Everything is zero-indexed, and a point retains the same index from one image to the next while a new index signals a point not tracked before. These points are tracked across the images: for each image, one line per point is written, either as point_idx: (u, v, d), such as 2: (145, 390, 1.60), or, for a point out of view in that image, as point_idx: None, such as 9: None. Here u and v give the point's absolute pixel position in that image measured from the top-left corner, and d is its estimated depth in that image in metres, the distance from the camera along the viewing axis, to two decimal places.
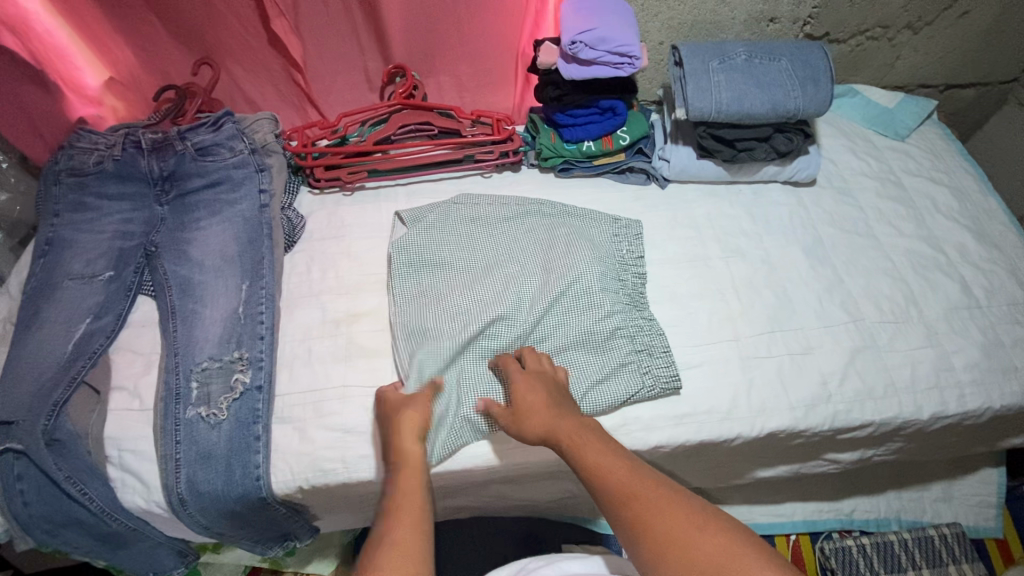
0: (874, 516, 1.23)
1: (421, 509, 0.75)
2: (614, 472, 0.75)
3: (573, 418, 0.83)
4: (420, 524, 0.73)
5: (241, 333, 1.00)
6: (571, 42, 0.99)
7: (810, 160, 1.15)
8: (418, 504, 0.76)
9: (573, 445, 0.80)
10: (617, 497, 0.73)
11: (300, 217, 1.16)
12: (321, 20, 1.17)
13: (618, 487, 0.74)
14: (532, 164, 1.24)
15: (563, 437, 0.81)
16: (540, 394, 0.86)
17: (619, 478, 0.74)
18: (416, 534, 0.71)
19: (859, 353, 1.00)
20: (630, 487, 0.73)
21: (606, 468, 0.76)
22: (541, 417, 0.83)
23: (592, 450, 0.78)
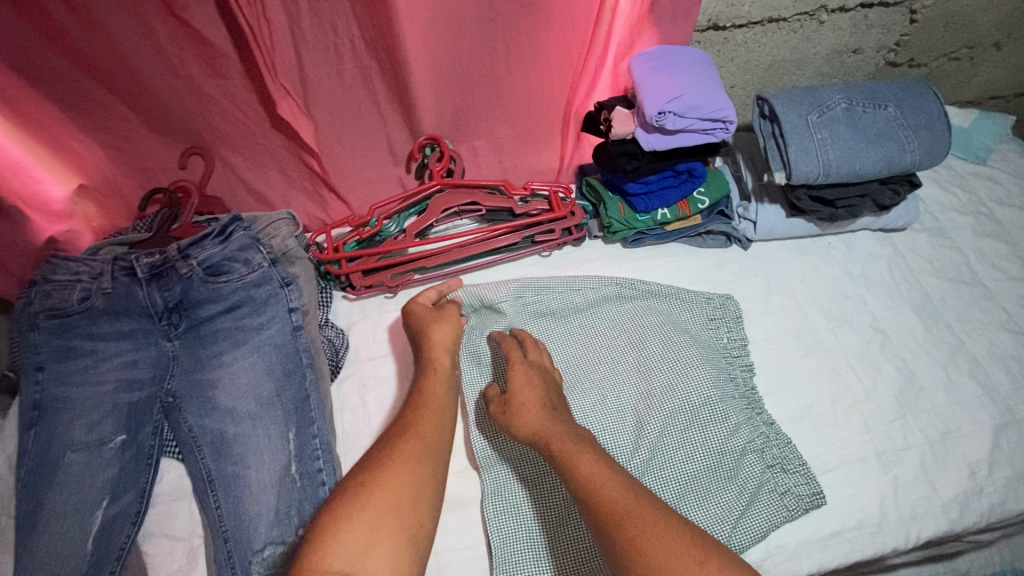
0: (991, 570, 1.16)
1: (435, 422, 0.78)
2: (615, 491, 0.68)
3: (573, 431, 0.77)
4: (433, 434, 0.76)
5: (302, 500, 0.84)
6: (657, 113, 0.84)
7: (908, 207, 1.04)
8: (435, 417, 0.79)
9: (564, 454, 0.72)
10: (608, 517, 0.66)
11: (341, 334, 0.98)
12: (334, 95, 0.97)
13: (614, 505, 0.66)
14: (595, 235, 1.08)
15: (554, 443, 0.74)
16: (533, 383, 0.82)
17: (612, 496, 0.67)
18: (423, 452, 0.74)
19: (1001, 431, 0.90)
20: (621, 511, 0.66)
21: (601, 481, 0.69)
22: (534, 422, 0.77)
23: (585, 458, 0.71)
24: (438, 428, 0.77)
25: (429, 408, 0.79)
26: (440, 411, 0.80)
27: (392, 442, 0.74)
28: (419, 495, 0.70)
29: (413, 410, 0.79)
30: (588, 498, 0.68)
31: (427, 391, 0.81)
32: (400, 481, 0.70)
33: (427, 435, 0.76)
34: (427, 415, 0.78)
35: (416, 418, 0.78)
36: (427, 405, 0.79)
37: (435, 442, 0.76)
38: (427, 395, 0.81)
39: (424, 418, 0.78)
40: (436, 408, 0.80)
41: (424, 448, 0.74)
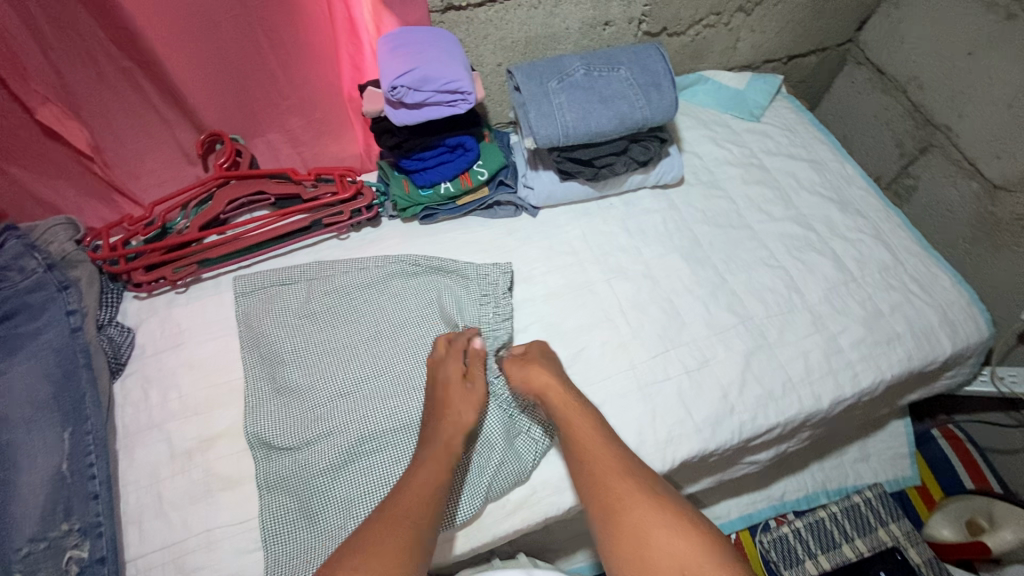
0: (804, 493, 1.24)
1: (467, 410, 0.87)
2: (605, 455, 0.80)
3: (578, 399, 0.86)
4: (459, 436, 0.85)
5: (70, 496, 0.83)
6: (391, 88, 0.89)
7: (673, 162, 1.12)
8: (467, 407, 0.87)
9: (562, 412, 0.84)
10: (591, 469, 0.79)
11: (125, 331, 0.99)
12: (102, 99, 0.99)
13: (597, 457, 0.80)
14: (391, 215, 1.12)
15: (558, 404, 0.85)
16: (551, 368, 0.89)
17: (599, 460, 0.80)
18: (446, 458, 0.82)
19: (753, 355, 0.98)
20: (603, 467, 0.79)
21: (589, 439, 0.82)
22: (547, 391, 0.86)
23: (579, 417, 0.84)
24: (467, 415, 0.86)
25: (457, 409, 0.86)
26: (473, 399, 0.88)
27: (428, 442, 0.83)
28: (429, 511, 0.77)
29: (444, 407, 0.86)
30: (577, 445, 0.82)
31: (457, 402, 0.87)
32: (426, 484, 0.78)
33: (455, 435, 0.84)
34: (458, 409, 0.86)
35: (446, 418, 0.85)
36: (460, 388, 0.88)
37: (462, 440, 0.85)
38: (452, 399, 0.87)
39: (451, 419, 0.85)
40: (467, 407, 0.87)
41: (450, 452, 0.82)
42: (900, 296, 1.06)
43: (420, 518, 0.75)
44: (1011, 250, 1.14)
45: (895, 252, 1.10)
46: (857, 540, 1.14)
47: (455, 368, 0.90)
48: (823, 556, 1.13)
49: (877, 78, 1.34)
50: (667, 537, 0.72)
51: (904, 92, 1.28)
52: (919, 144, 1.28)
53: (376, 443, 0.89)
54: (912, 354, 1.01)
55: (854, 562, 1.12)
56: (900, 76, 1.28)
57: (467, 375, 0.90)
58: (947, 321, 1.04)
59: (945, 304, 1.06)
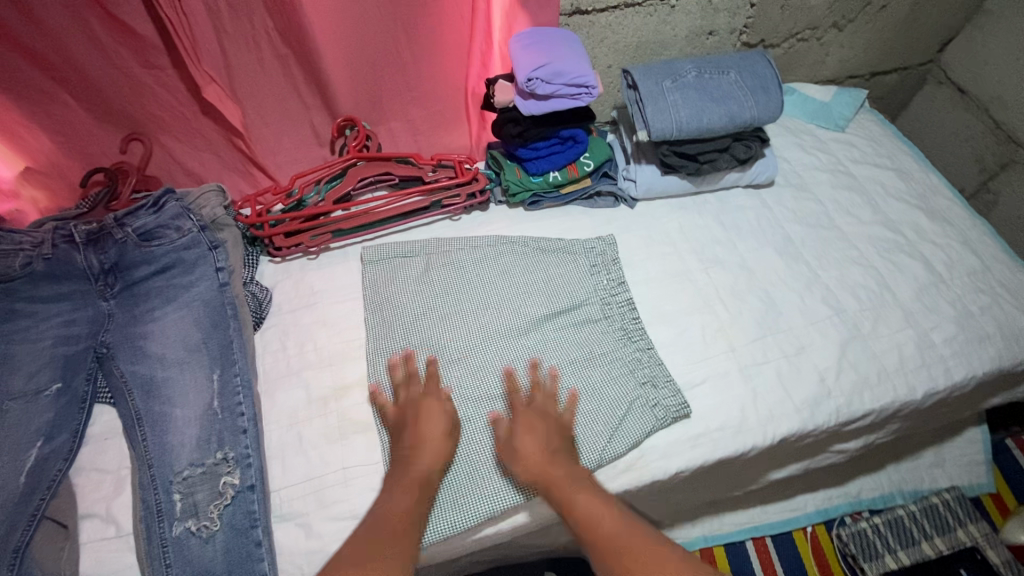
0: (880, 492, 1.25)
1: (440, 443, 0.88)
2: (620, 534, 0.80)
3: (575, 477, 0.86)
4: (435, 464, 0.87)
5: (221, 430, 0.92)
6: (526, 79, 0.98)
7: (767, 163, 1.18)
8: (441, 442, 0.89)
9: (565, 498, 0.83)
10: (609, 552, 0.78)
11: (265, 289, 1.09)
12: (257, 82, 1.11)
13: (609, 543, 0.79)
14: (499, 201, 1.21)
15: (552, 483, 0.85)
16: (543, 447, 0.88)
17: (609, 535, 0.80)
18: (422, 488, 0.85)
19: (848, 344, 1.03)
20: (616, 539, 0.79)
21: (596, 520, 0.81)
22: (548, 472, 0.86)
23: (584, 499, 0.83)
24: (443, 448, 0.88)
25: (431, 437, 0.88)
26: (445, 434, 0.89)
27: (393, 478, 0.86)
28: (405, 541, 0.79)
29: (413, 441, 0.88)
30: (590, 532, 0.80)
31: (426, 421, 0.90)
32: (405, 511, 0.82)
33: (427, 467, 0.86)
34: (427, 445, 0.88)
35: (418, 451, 0.87)
36: (430, 412, 0.91)
37: (432, 476, 0.86)
38: (426, 422, 0.90)
39: (424, 448, 0.87)
40: (438, 435, 0.89)
41: (423, 483, 0.85)
42: (990, 298, 1.10)
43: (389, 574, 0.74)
44: None
45: (983, 258, 1.15)
46: (936, 539, 1.16)
47: (427, 402, 0.92)
48: (904, 552, 1.15)
49: (958, 97, 1.40)
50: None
51: (987, 110, 1.33)
52: (1001, 161, 1.33)
53: (490, 403, 0.96)
54: (1002, 354, 1.05)
55: (935, 559, 1.14)
56: (984, 95, 1.33)
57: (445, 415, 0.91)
58: None
59: None
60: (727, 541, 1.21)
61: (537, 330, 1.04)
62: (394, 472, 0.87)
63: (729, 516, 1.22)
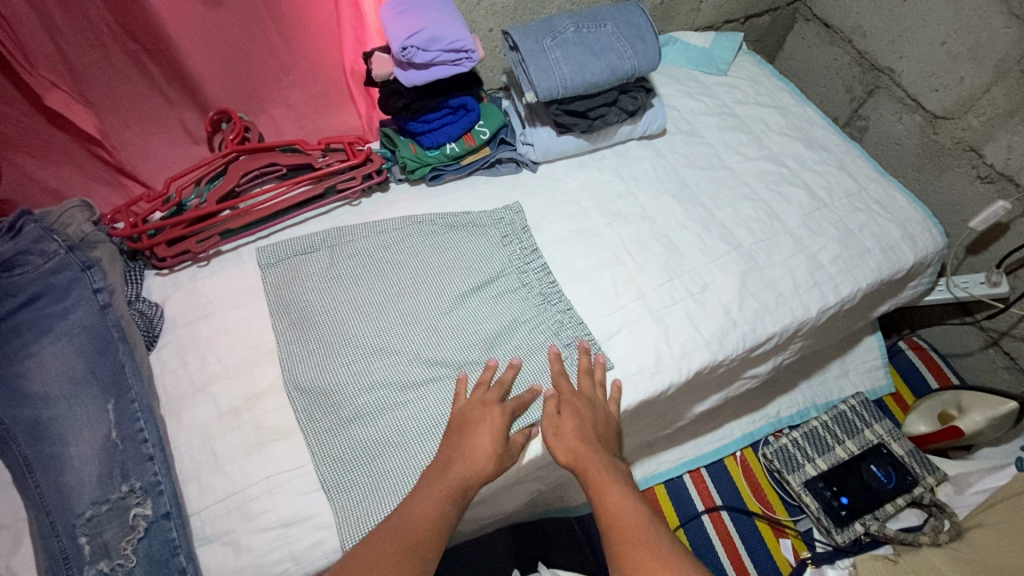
0: (796, 409, 1.35)
1: (486, 458, 0.83)
2: (636, 532, 0.74)
3: (616, 472, 0.83)
4: (477, 473, 0.82)
5: (125, 462, 0.86)
6: (401, 49, 0.95)
7: (657, 113, 1.21)
8: (492, 443, 0.85)
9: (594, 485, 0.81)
10: (622, 545, 0.73)
11: (153, 306, 1.01)
12: (109, 81, 1.00)
13: (626, 537, 0.74)
14: (399, 179, 1.17)
15: (586, 469, 0.83)
16: (588, 436, 0.86)
17: (628, 531, 0.75)
18: (456, 497, 0.80)
19: (747, 275, 1.09)
20: (632, 536, 0.74)
21: (621, 515, 0.77)
22: (585, 458, 0.84)
23: (613, 490, 0.80)
24: (493, 461, 0.83)
25: (475, 447, 0.84)
26: (496, 450, 0.84)
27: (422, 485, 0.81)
28: (433, 541, 0.75)
29: (461, 446, 0.84)
30: (610, 522, 0.77)
31: (479, 435, 0.85)
32: (431, 517, 0.76)
33: (469, 473, 0.82)
34: (478, 453, 0.83)
35: (468, 455, 0.83)
36: (480, 424, 0.86)
37: (473, 484, 0.81)
38: (476, 438, 0.85)
39: (465, 462, 0.83)
40: (489, 447, 0.84)
41: (459, 492, 0.80)
42: (867, 216, 1.18)
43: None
44: (953, 171, 1.29)
45: (858, 180, 1.24)
46: (847, 442, 1.26)
47: (487, 407, 0.88)
48: (821, 459, 1.24)
49: (825, 32, 1.48)
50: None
51: (850, 42, 1.41)
52: (867, 88, 1.42)
53: (415, 387, 0.94)
54: (881, 265, 1.14)
55: (848, 461, 1.24)
56: (846, 27, 1.41)
57: (505, 424, 0.87)
58: (908, 235, 1.18)
59: (905, 220, 1.19)
60: (666, 479, 1.27)
61: (454, 306, 1.02)
62: (429, 475, 0.82)
63: (665, 455, 1.28)
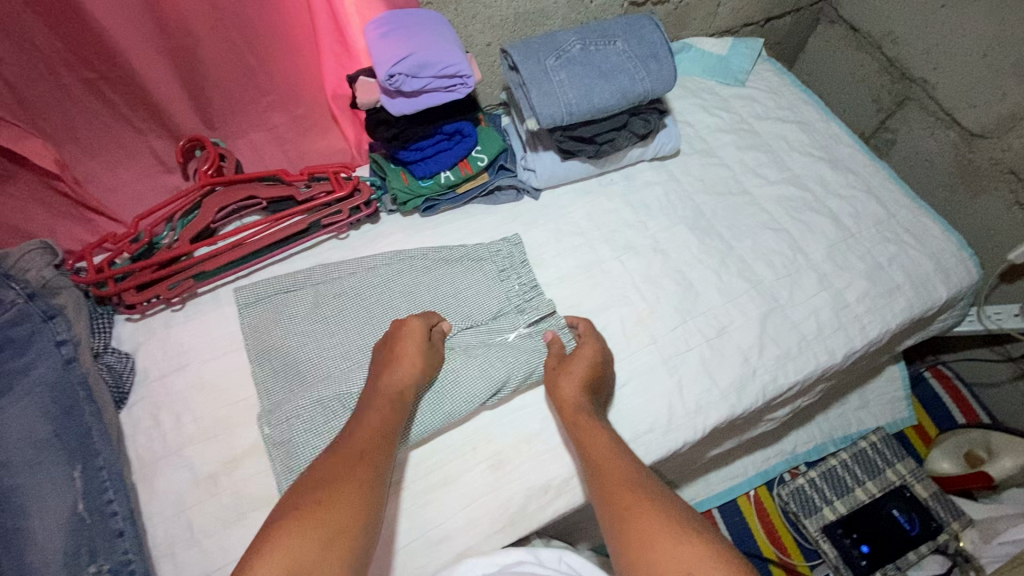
0: (813, 444, 1.28)
1: (417, 363, 0.86)
2: (622, 473, 0.73)
3: (598, 421, 0.83)
4: (407, 383, 0.84)
5: (92, 537, 0.79)
6: (388, 76, 0.85)
7: (670, 133, 1.11)
8: (418, 357, 0.86)
9: (582, 432, 0.81)
10: (605, 483, 0.73)
11: (124, 358, 0.93)
12: (66, 111, 0.91)
13: (612, 476, 0.73)
14: (391, 210, 1.08)
15: (577, 419, 0.83)
16: (575, 379, 0.86)
17: (614, 471, 0.74)
18: (392, 404, 0.81)
19: (768, 317, 1.00)
20: (619, 476, 0.73)
21: (606, 459, 0.76)
22: (568, 407, 0.84)
23: (598, 437, 0.79)
24: (419, 367, 0.85)
25: (402, 356, 0.86)
26: (420, 351, 0.87)
27: (367, 402, 0.82)
28: (382, 445, 0.76)
29: (391, 362, 0.86)
30: (595, 464, 0.76)
31: (406, 340, 0.87)
32: (377, 427, 0.78)
33: (403, 382, 0.84)
34: (406, 362, 0.85)
35: (398, 363, 0.85)
36: (408, 332, 0.88)
37: (408, 391, 0.84)
38: (404, 345, 0.86)
39: (394, 368, 0.84)
40: (411, 350, 0.86)
41: (395, 400, 0.82)
42: (896, 247, 1.09)
43: (353, 481, 0.70)
44: (989, 194, 1.20)
45: (887, 205, 1.14)
46: (868, 483, 1.19)
47: (407, 325, 0.89)
48: (839, 502, 1.17)
49: (852, 36, 1.36)
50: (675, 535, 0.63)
51: (879, 47, 1.30)
52: (896, 99, 1.31)
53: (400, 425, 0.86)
54: (912, 302, 1.06)
55: (868, 504, 1.17)
56: (875, 32, 1.30)
57: (423, 328, 0.89)
58: (941, 268, 1.09)
59: (937, 251, 1.10)
60: None
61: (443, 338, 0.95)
62: (363, 394, 0.84)
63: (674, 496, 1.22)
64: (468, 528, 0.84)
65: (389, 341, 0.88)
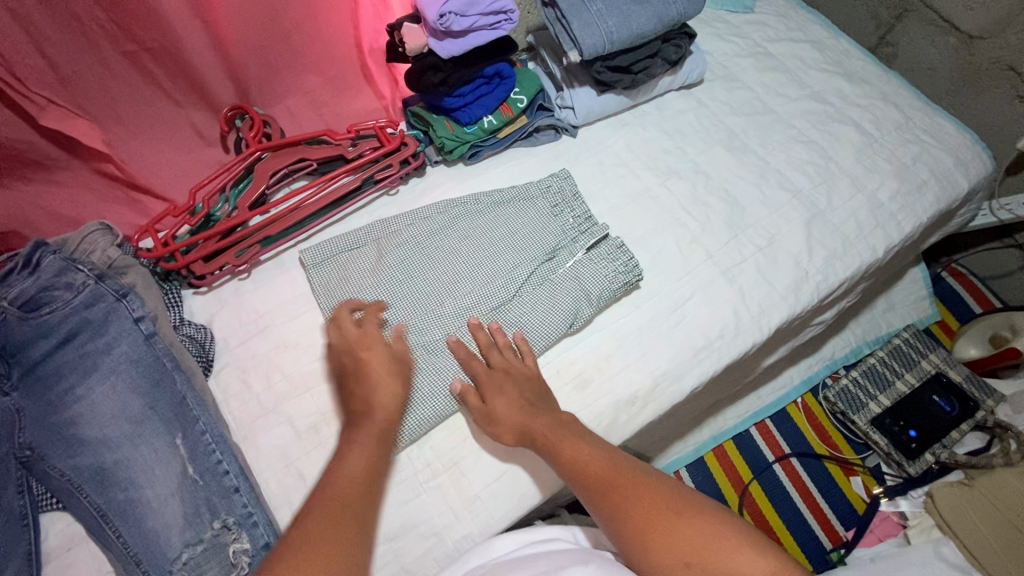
0: (850, 348, 1.35)
1: (398, 386, 0.82)
2: (607, 476, 0.75)
3: (564, 426, 0.81)
4: (388, 413, 0.80)
5: (208, 497, 0.80)
6: (439, 16, 0.86)
7: (696, 60, 1.14)
8: (394, 382, 0.82)
9: (549, 446, 0.79)
10: (597, 488, 0.74)
11: (202, 329, 0.93)
12: (109, 88, 0.89)
13: (602, 481, 0.75)
14: (436, 161, 1.09)
15: (536, 437, 0.81)
16: (517, 391, 0.85)
17: (601, 475, 0.75)
18: (373, 438, 0.78)
19: (811, 222, 1.05)
20: (607, 479, 0.75)
21: (586, 462, 0.77)
22: (525, 429, 0.82)
23: (570, 445, 0.79)
24: (395, 390, 0.82)
25: (379, 380, 0.82)
26: (394, 372, 0.83)
27: (346, 437, 0.79)
28: (367, 490, 0.74)
29: (362, 393, 0.81)
30: (579, 472, 0.76)
31: (376, 365, 0.83)
32: (358, 468, 0.75)
33: (384, 407, 0.80)
34: (379, 389, 0.81)
35: (374, 391, 0.81)
36: (371, 356, 0.84)
37: (390, 419, 0.81)
38: (375, 369, 0.83)
39: (370, 397, 0.81)
40: (384, 373, 0.83)
41: (380, 430, 0.79)
42: (918, 147, 1.15)
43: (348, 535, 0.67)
44: (993, 92, 1.27)
45: (903, 110, 1.20)
46: (906, 376, 1.27)
47: (371, 350, 0.84)
48: (883, 396, 1.25)
49: None
50: (679, 529, 0.69)
51: None
52: (895, 12, 1.36)
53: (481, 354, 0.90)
54: (938, 196, 1.12)
55: (909, 394, 1.25)
56: None
57: (387, 349, 0.85)
58: (960, 162, 1.15)
59: (955, 147, 1.16)
60: (733, 434, 1.28)
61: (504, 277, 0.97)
62: (343, 429, 0.80)
63: (729, 411, 1.28)
64: None
65: (352, 369, 0.84)
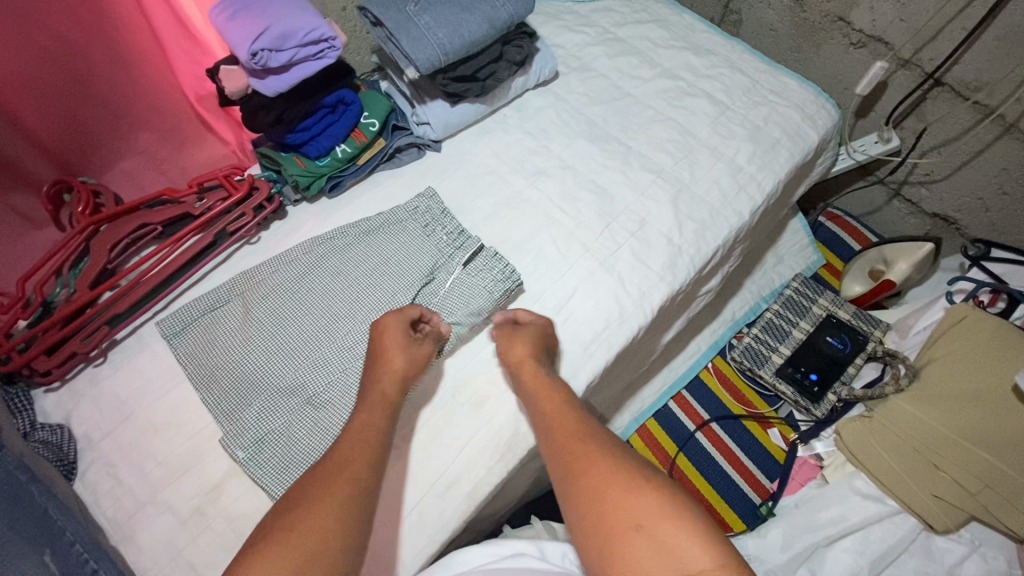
0: (749, 306, 1.40)
1: (404, 358, 0.83)
2: (578, 431, 0.74)
3: (551, 377, 0.83)
4: (394, 382, 0.81)
5: None
6: (252, 56, 0.82)
7: (544, 57, 1.14)
8: (403, 353, 0.84)
9: (536, 390, 0.82)
10: (564, 439, 0.73)
11: (59, 429, 0.85)
12: None
13: (573, 434, 0.73)
14: (296, 200, 1.05)
15: (529, 379, 0.83)
16: (530, 340, 0.87)
17: (569, 429, 0.74)
18: (387, 407, 0.78)
19: (678, 197, 1.08)
20: (576, 432, 0.73)
21: (561, 415, 0.77)
22: (524, 367, 0.84)
23: (554, 394, 0.80)
24: (401, 360, 0.83)
25: (388, 352, 0.83)
26: (408, 349, 0.84)
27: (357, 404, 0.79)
28: (373, 455, 0.72)
29: (372, 359, 0.84)
30: (553, 422, 0.76)
31: (383, 332, 0.85)
32: (367, 432, 0.74)
33: (391, 377, 0.81)
34: (394, 355, 0.83)
35: (385, 361, 0.83)
36: (383, 325, 0.86)
37: (400, 385, 0.81)
38: (386, 342, 0.84)
39: (380, 366, 0.82)
40: (394, 349, 0.84)
41: (386, 399, 0.79)
42: (767, 108, 1.20)
43: (339, 507, 0.64)
44: (829, 44, 1.33)
45: (750, 74, 1.25)
46: (800, 324, 1.34)
47: (388, 319, 0.86)
48: (782, 348, 1.32)
49: None
50: (636, 488, 0.62)
51: None
52: None
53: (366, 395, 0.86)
54: (792, 152, 1.17)
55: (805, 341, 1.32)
56: None
57: (404, 324, 0.86)
58: (807, 115, 1.21)
59: (800, 102, 1.23)
60: (652, 412, 1.31)
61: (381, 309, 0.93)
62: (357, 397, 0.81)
63: (645, 391, 1.31)
64: (471, 467, 0.86)
65: (372, 340, 0.86)
